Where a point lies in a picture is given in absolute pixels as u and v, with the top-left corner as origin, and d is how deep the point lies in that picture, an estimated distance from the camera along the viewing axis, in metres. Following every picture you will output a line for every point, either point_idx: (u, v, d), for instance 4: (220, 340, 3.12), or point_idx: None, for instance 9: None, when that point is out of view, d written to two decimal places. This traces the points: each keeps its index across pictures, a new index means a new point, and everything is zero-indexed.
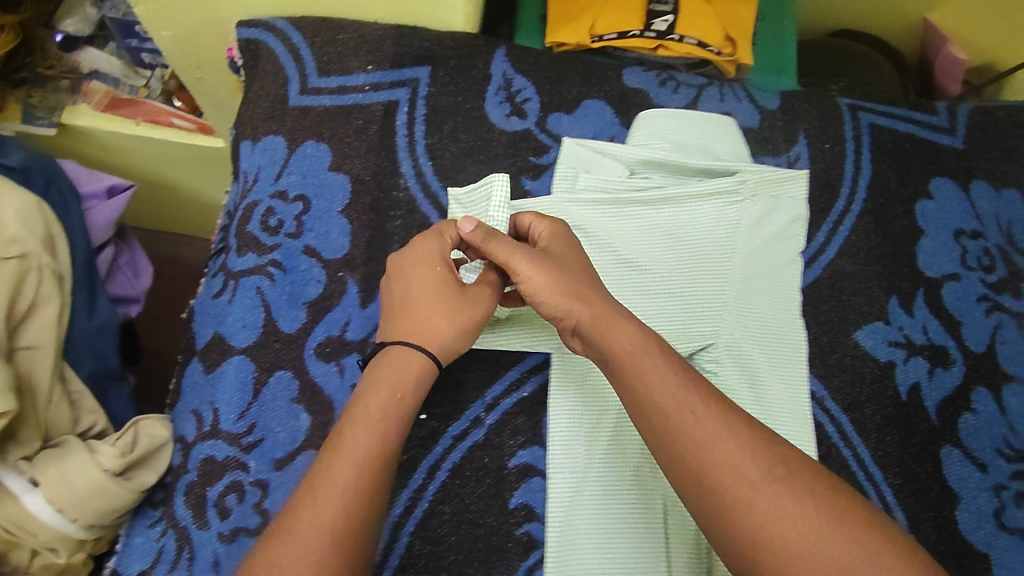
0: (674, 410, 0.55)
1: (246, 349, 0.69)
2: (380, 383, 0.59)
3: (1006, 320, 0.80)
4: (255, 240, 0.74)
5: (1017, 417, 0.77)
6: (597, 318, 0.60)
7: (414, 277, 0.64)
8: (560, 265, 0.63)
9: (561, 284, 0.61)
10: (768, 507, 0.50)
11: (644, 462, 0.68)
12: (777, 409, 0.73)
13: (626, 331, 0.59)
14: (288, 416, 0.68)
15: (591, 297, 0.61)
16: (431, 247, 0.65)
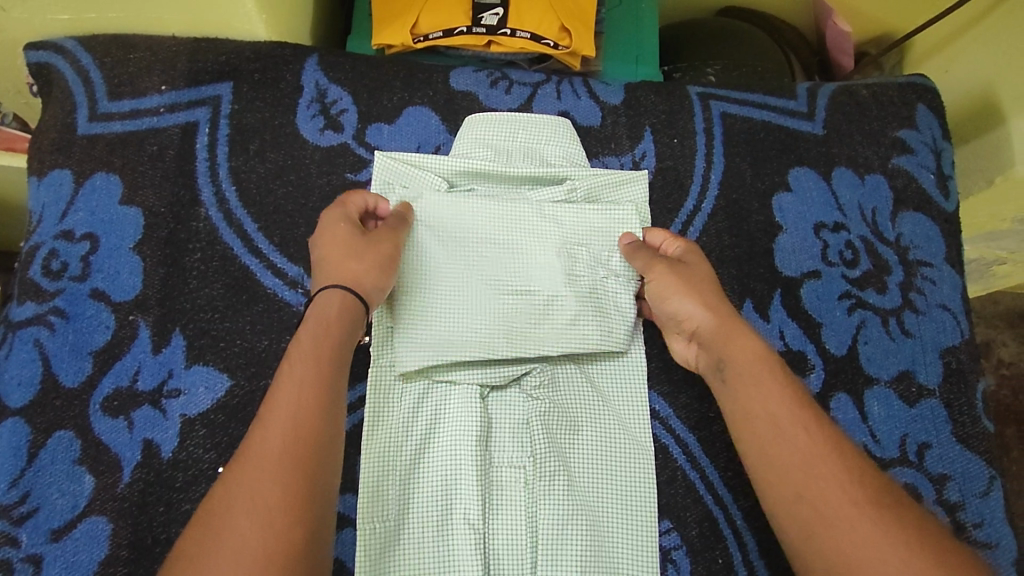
0: (763, 423, 0.56)
1: (20, 410, 0.63)
2: (303, 333, 0.55)
3: (869, 317, 0.75)
4: (35, 287, 0.67)
5: (880, 424, 0.71)
6: (723, 330, 0.61)
7: (327, 243, 0.62)
8: (694, 280, 0.65)
9: (698, 295, 0.63)
10: (843, 511, 0.49)
11: (458, 499, 0.65)
12: (610, 431, 0.69)
13: (746, 347, 0.59)
14: (69, 481, 0.62)
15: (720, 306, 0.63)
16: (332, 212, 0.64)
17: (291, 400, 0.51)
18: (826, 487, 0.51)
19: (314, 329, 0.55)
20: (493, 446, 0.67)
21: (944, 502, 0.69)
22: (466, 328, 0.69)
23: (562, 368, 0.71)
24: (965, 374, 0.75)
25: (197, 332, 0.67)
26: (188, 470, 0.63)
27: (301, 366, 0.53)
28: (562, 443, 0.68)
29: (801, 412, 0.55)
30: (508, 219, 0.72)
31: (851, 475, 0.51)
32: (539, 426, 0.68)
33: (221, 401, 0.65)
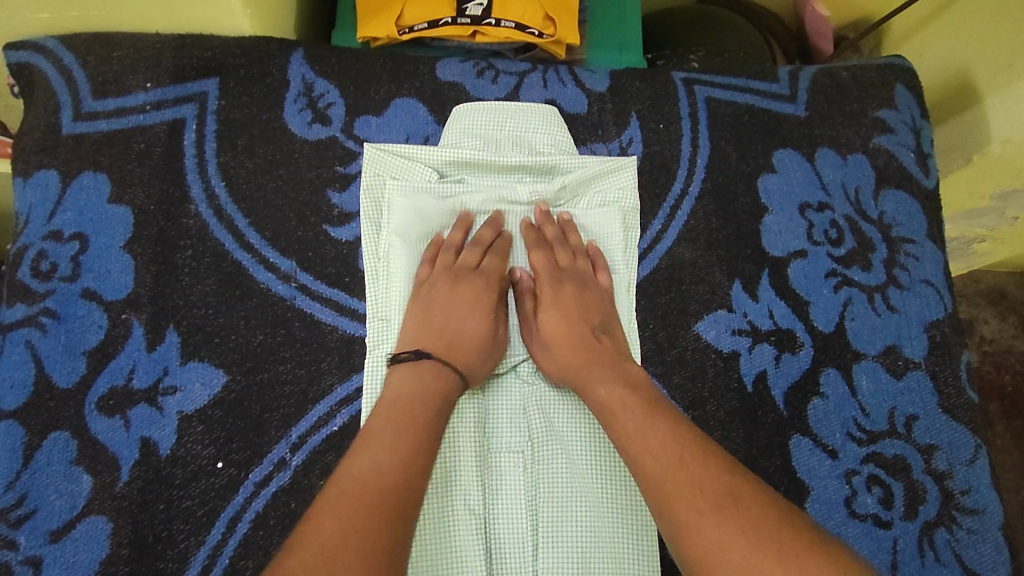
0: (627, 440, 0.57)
1: (14, 412, 0.63)
2: (405, 403, 0.58)
3: (855, 294, 0.77)
4: (25, 288, 0.67)
5: (869, 398, 0.73)
6: (588, 364, 0.64)
7: (462, 286, 0.67)
8: (560, 310, 0.68)
9: (565, 319, 0.67)
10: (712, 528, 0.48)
11: (457, 484, 0.66)
12: None
13: (607, 380, 0.62)
14: (67, 481, 0.62)
15: (565, 349, 0.66)
16: (433, 272, 0.69)
17: (381, 463, 0.53)
18: (686, 492, 0.50)
19: (407, 393, 0.59)
20: (491, 432, 0.69)
21: (932, 471, 0.71)
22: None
23: None
24: (950, 346, 0.77)
25: (191, 328, 0.67)
26: (187, 466, 0.63)
27: (382, 433, 0.55)
28: (560, 427, 0.69)
29: (657, 427, 0.56)
30: (508, 228, 0.74)
31: (721, 489, 0.50)
32: (537, 412, 0.69)
33: (218, 396, 0.65)
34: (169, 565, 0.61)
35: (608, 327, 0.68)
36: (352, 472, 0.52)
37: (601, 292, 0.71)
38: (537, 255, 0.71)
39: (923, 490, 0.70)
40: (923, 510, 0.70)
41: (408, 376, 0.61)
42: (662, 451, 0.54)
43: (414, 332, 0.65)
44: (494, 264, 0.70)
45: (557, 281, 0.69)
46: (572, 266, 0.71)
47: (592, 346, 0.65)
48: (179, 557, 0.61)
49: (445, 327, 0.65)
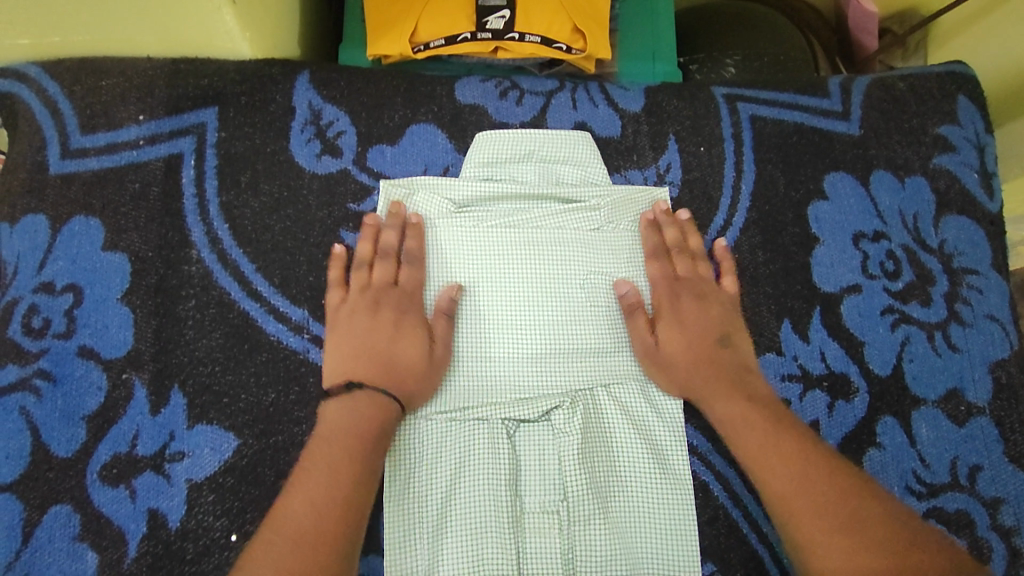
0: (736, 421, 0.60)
1: (11, 486, 0.58)
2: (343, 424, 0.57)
3: (914, 333, 0.71)
4: (17, 348, 0.61)
5: (929, 447, 0.68)
6: (713, 386, 0.62)
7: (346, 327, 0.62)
8: (682, 321, 0.65)
9: (691, 333, 0.64)
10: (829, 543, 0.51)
11: (488, 549, 0.61)
12: (646, 468, 0.64)
13: (728, 396, 0.61)
14: (71, 559, 0.57)
15: (689, 353, 0.64)
16: (350, 295, 0.63)
17: (318, 472, 0.54)
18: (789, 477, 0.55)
19: (347, 413, 0.57)
20: (521, 490, 0.63)
21: (999, 527, 0.66)
22: (502, 376, 0.65)
23: (591, 402, 0.66)
24: (1016, 388, 0.71)
25: (198, 388, 0.62)
26: (199, 540, 0.59)
27: (319, 467, 0.54)
28: (594, 483, 0.63)
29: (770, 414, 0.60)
30: (565, 234, 0.68)
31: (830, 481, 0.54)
32: (570, 468, 0.63)
33: (230, 462, 0.61)
34: None
35: (729, 336, 0.65)
36: (287, 514, 0.51)
37: (723, 301, 0.66)
38: (654, 265, 0.67)
39: (988, 548, 0.65)
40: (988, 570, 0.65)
41: (360, 406, 0.57)
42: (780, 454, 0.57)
43: (347, 361, 0.60)
44: (411, 275, 0.64)
45: (674, 291, 0.66)
46: (693, 276, 0.67)
47: (714, 362, 0.63)
48: None
49: (369, 354, 0.60)
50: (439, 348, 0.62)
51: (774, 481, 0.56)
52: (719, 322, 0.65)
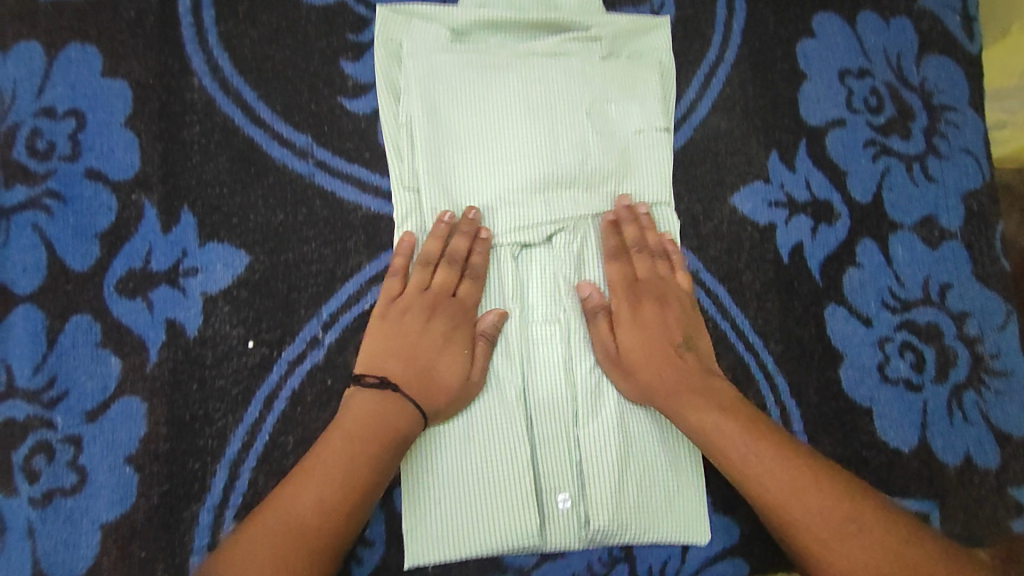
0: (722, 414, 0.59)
1: (31, 296, 0.60)
2: (353, 429, 0.57)
3: (894, 164, 0.74)
4: (24, 169, 0.62)
5: (904, 267, 0.72)
6: (681, 387, 0.61)
7: (389, 326, 0.62)
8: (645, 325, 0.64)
9: (648, 338, 0.63)
10: (797, 513, 0.55)
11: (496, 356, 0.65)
12: None
13: (703, 406, 0.60)
14: (94, 363, 0.60)
15: (639, 354, 0.63)
16: (408, 293, 0.63)
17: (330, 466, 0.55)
18: (772, 471, 0.57)
19: (364, 412, 0.58)
20: (528, 310, 0.67)
21: (964, 337, 0.71)
22: (512, 201, 0.67)
23: (591, 228, 0.69)
24: (986, 216, 0.75)
25: (207, 209, 0.64)
26: (217, 346, 0.62)
27: (334, 465, 0.55)
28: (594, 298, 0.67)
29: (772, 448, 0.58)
30: (563, 60, 0.69)
31: (815, 503, 0.55)
32: (574, 287, 0.67)
33: (242, 277, 0.63)
34: (209, 442, 0.60)
35: (690, 341, 0.64)
36: (296, 504, 0.53)
37: (680, 299, 0.66)
38: (614, 267, 0.67)
39: (954, 354, 0.71)
40: (953, 373, 0.71)
41: (371, 404, 0.58)
42: (781, 476, 0.56)
43: (382, 355, 0.61)
44: (473, 291, 0.64)
45: (633, 294, 0.65)
46: (651, 277, 0.66)
47: (678, 362, 0.62)
48: (218, 433, 0.61)
49: (402, 354, 0.61)
50: (477, 371, 0.62)
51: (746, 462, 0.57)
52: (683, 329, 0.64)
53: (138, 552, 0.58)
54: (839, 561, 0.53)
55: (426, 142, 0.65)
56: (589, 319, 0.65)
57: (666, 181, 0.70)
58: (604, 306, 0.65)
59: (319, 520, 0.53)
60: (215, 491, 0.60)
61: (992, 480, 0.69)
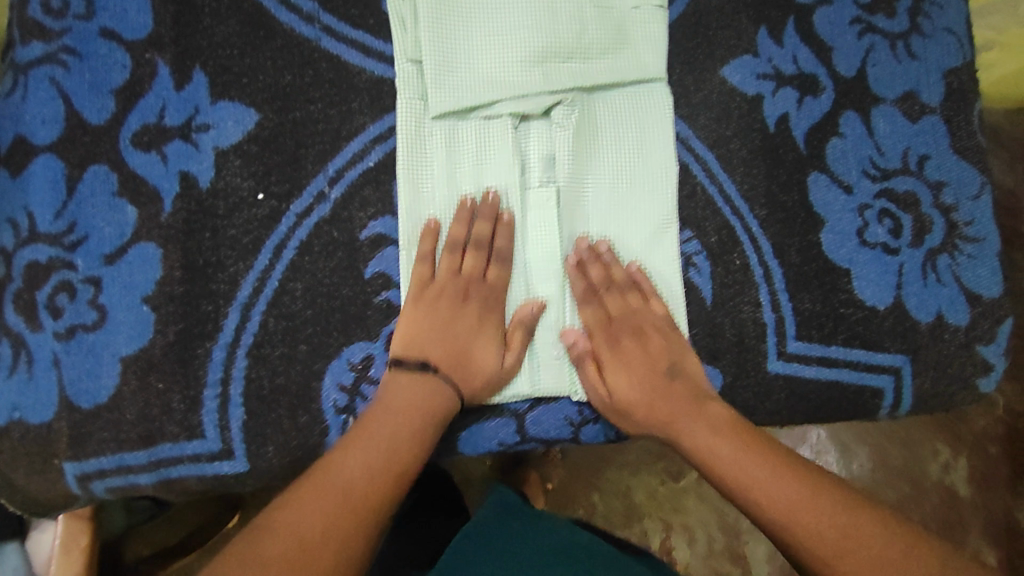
0: (712, 436, 0.63)
1: (51, 146, 0.63)
2: (366, 435, 0.59)
3: (878, 42, 0.77)
4: (39, 26, 0.64)
5: (885, 138, 0.75)
6: (671, 413, 0.65)
7: (428, 308, 0.65)
8: (625, 363, 0.67)
9: (633, 367, 0.67)
10: (809, 517, 0.57)
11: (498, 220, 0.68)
12: (638, 157, 0.71)
13: (695, 427, 0.64)
14: (112, 211, 0.63)
15: (624, 381, 0.66)
16: (438, 279, 0.66)
17: (351, 468, 0.57)
18: (763, 483, 0.60)
19: (399, 402, 0.61)
20: (527, 179, 0.70)
21: (940, 206, 0.75)
22: (512, 72, 0.69)
23: (587, 103, 0.71)
24: (966, 93, 0.78)
25: (217, 69, 0.66)
26: (228, 198, 0.65)
27: (379, 434, 0.59)
28: (589, 170, 0.70)
29: (765, 458, 0.61)
30: None
31: (803, 502, 0.58)
32: (569, 158, 0.69)
33: (252, 133, 0.66)
34: (221, 287, 0.64)
35: (677, 364, 0.67)
36: (343, 468, 0.57)
37: (659, 329, 0.68)
38: (588, 310, 0.68)
39: (929, 222, 0.75)
40: (929, 239, 0.74)
41: (410, 386, 0.62)
42: (775, 481, 0.60)
43: (417, 344, 0.64)
44: (502, 274, 0.67)
45: (613, 335, 0.68)
46: (624, 313, 0.68)
47: (665, 393, 0.66)
48: (230, 279, 0.64)
49: (441, 337, 0.65)
50: (511, 358, 0.66)
51: (743, 475, 0.61)
52: (671, 361, 0.67)
53: (154, 383, 0.61)
54: (837, 562, 0.55)
55: (431, 16, 0.67)
56: (577, 367, 0.68)
57: (660, 53, 0.72)
58: (588, 351, 0.68)
59: (367, 479, 0.57)
60: (228, 330, 0.63)
61: (961, 336, 0.74)
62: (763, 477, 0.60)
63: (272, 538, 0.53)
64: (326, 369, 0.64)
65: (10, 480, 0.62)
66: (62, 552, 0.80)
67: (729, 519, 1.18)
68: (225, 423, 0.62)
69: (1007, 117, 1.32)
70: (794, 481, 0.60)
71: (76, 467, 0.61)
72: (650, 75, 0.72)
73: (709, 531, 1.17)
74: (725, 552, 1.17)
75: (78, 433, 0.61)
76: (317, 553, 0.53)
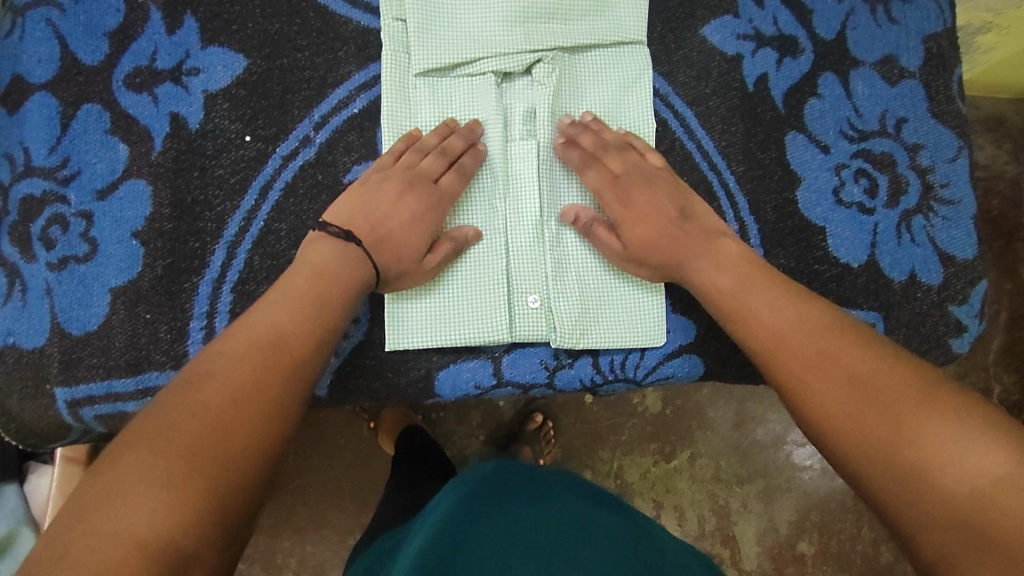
0: (708, 263, 0.64)
1: (46, 85, 0.65)
2: (276, 295, 0.56)
3: (859, 6, 0.78)
4: None
5: (863, 101, 0.77)
6: (671, 241, 0.65)
7: (361, 191, 0.64)
8: (647, 200, 0.66)
9: (648, 222, 0.66)
10: (880, 387, 0.51)
11: (479, 177, 0.70)
12: (614, 120, 0.73)
13: (698, 253, 0.64)
14: (104, 149, 0.65)
15: (642, 228, 0.66)
16: (394, 167, 0.66)
17: (209, 384, 0.49)
18: (807, 345, 0.55)
19: (318, 254, 0.60)
20: (508, 135, 0.71)
21: (916, 167, 0.76)
22: (494, 32, 0.71)
23: (568, 64, 0.72)
24: (945, 58, 0.79)
25: (208, 16, 0.68)
26: (216, 138, 0.67)
27: (308, 289, 0.57)
28: (565, 131, 0.72)
29: (797, 307, 0.59)
30: None
31: (851, 372, 0.53)
32: (550, 116, 0.71)
33: (241, 78, 0.68)
34: (208, 225, 0.66)
35: (688, 211, 0.67)
36: (272, 320, 0.54)
37: (665, 177, 0.68)
38: (589, 174, 0.68)
39: (906, 183, 0.76)
40: (904, 200, 0.75)
41: (333, 252, 0.60)
42: (815, 337, 0.56)
43: (348, 212, 0.63)
44: (454, 185, 0.67)
45: (620, 190, 0.67)
46: (629, 168, 0.68)
47: (679, 234, 0.65)
48: (217, 218, 0.66)
49: (367, 216, 0.63)
50: (434, 262, 0.65)
51: (759, 314, 0.59)
52: (676, 189, 0.68)
53: (142, 314, 0.64)
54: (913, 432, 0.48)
55: None
56: (587, 236, 0.68)
57: (641, 15, 0.74)
58: (592, 220, 0.68)
59: (292, 333, 0.54)
60: (214, 266, 0.65)
61: (934, 296, 0.75)
62: (771, 300, 0.59)
63: (158, 413, 0.46)
64: None
65: (7, 409, 0.64)
66: (59, 494, 0.83)
67: (721, 502, 1.18)
68: None
69: (1013, 107, 1.31)
70: (826, 334, 0.56)
71: (67, 393, 0.63)
72: (629, 36, 0.73)
73: (701, 514, 1.18)
74: (716, 534, 1.18)
75: (68, 359, 0.63)
76: (215, 416, 0.46)
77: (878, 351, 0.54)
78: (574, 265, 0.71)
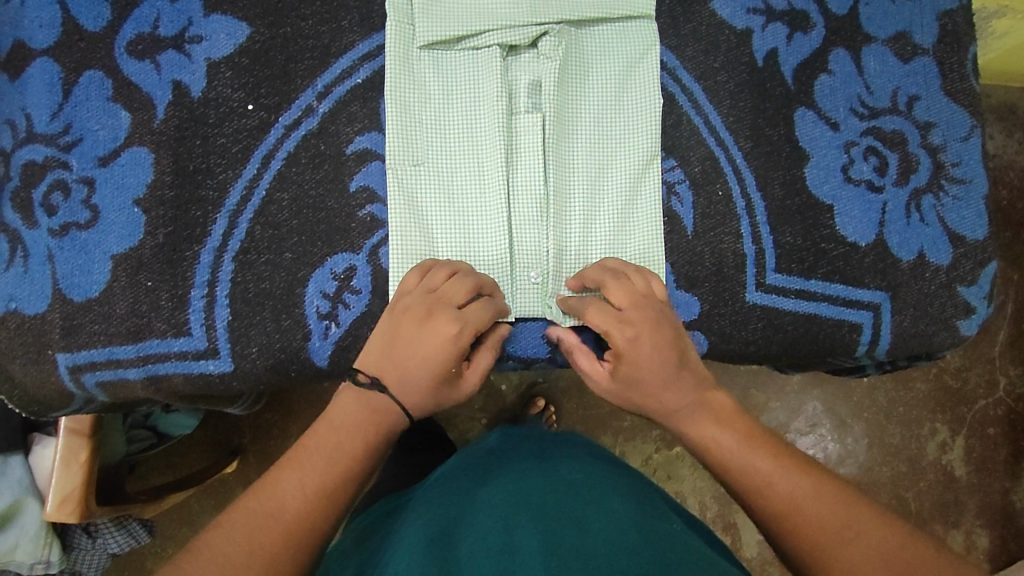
0: (698, 409, 0.62)
1: (47, 50, 0.65)
2: (328, 429, 0.58)
3: None
4: None
5: (874, 77, 0.75)
6: (682, 410, 0.62)
7: (395, 324, 0.60)
8: (633, 351, 0.61)
9: (648, 367, 0.61)
10: (813, 509, 0.53)
11: (482, 150, 0.69)
12: (620, 95, 0.72)
13: (699, 420, 0.61)
14: (106, 115, 0.65)
15: (655, 388, 0.61)
16: (418, 291, 0.62)
17: (258, 498, 0.54)
18: (767, 473, 0.56)
19: (354, 413, 0.59)
20: (512, 108, 0.70)
21: (927, 146, 0.75)
22: (500, 3, 0.70)
23: (574, 38, 0.71)
24: (960, 35, 0.77)
25: None
26: (219, 107, 0.66)
27: (319, 451, 0.57)
28: (570, 105, 0.71)
29: (743, 437, 0.59)
30: None
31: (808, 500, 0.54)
32: (555, 89, 0.70)
33: (243, 46, 0.67)
34: (210, 194, 0.65)
35: (686, 357, 0.62)
36: (278, 489, 0.54)
37: (655, 319, 0.62)
38: (596, 311, 0.62)
39: (916, 162, 0.75)
40: (914, 178, 0.74)
41: (360, 402, 0.59)
42: (772, 465, 0.57)
43: (377, 354, 0.60)
44: (479, 312, 0.61)
45: (625, 330, 0.61)
46: (635, 299, 0.62)
47: (674, 378, 0.61)
48: (219, 186, 0.65)
49: (394, 359, 0.60)
50: (470, 378, 0.62)
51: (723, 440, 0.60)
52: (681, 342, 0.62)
53: (144, 281, 0.63)
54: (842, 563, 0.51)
55: None
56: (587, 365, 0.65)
57: None
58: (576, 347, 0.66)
59: (300, 503, 0.54)
60: (216, 235, 0.65)
61: (942, 276, 0.74)
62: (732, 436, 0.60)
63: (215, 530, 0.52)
64: (310, 277, 0.66)
65: (9, 373, 0.64)
66: (62, 465, 0.80)
67: (722, 489, 1.18)
68: (211, 323, 0.64)
69: None
70: (779, 462, 0.57)
71: (69, 359, 0.63)
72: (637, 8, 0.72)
73: (702, 501, 1.18)
74: (718, 521, 1.18)
75: (70, 324, 0.63)
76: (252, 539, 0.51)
77: (842, 492, 0.55)
78: (574, 242, 0.70)
